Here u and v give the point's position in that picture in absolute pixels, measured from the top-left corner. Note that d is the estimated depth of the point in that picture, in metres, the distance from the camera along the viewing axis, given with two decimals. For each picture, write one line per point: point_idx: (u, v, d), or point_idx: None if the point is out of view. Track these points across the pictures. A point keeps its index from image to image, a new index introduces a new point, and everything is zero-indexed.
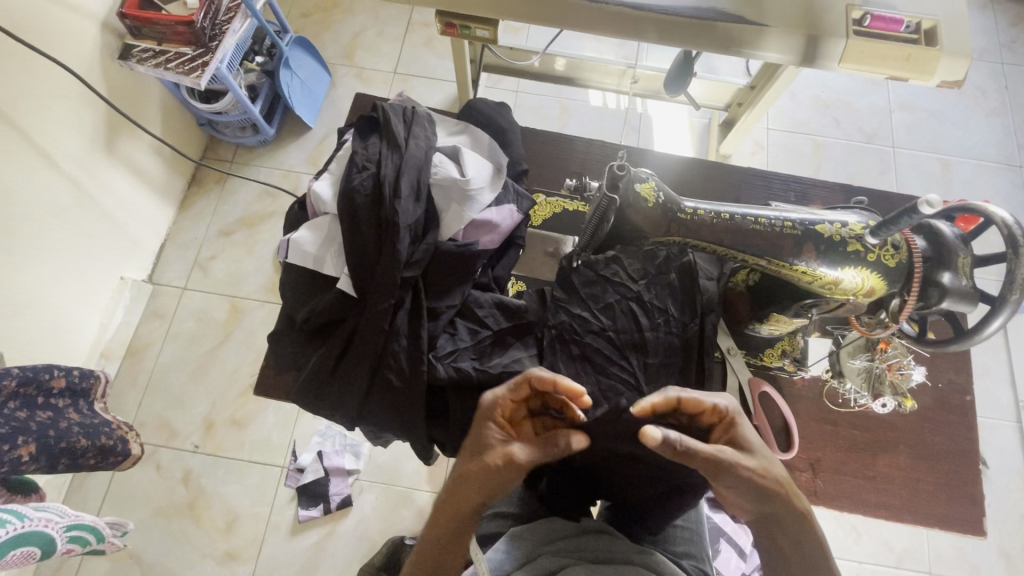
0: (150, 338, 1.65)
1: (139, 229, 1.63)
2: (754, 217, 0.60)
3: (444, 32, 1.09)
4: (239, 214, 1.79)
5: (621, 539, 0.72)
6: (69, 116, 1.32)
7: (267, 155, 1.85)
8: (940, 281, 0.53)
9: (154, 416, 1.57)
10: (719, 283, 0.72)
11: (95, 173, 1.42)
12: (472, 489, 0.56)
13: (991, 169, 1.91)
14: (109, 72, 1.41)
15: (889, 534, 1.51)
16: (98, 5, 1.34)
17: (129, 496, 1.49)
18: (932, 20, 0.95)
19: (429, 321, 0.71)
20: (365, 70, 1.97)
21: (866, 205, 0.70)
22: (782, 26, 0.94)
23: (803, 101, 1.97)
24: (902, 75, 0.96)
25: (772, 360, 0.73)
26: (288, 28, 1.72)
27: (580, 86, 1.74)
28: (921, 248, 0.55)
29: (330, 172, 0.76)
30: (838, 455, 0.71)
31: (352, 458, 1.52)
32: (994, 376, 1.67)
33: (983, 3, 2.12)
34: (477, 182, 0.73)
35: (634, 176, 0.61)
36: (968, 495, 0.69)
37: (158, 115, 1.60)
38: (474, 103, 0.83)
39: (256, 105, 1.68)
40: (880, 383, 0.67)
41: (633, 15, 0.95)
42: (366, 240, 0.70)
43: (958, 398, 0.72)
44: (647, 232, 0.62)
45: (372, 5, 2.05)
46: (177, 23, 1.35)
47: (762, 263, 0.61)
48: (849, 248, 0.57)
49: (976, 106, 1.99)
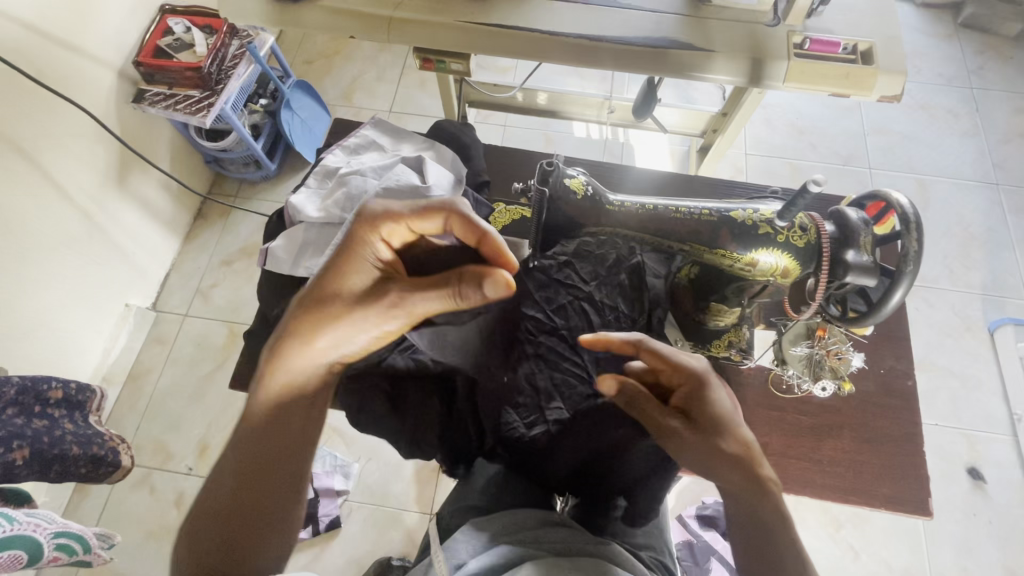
0: (151, 364, 1.71)
1: (144, 258, 1.72)
2: (674, 207, 0.66)
3: (422, 67, 1.19)
4: (241, 244, 1.89)
5: (581, 532, 0.71)
6: (85, 153, 1.44)
7: (268, 190, 1.96)
8: (845, 259, 0.59)
9: (151, 438, 1.61)
10: (665, 281, 0.79)
11: (106, 206, 1.53)
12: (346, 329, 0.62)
13: (967, 187, 1.96)
14: (123, 114, 1.53)
15: (888, 553, 1.48)
16: (116, 55, 1.48)
17: (123, 519, 1.51)
18: (867, 42, 1.03)
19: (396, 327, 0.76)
20: (363, 110, 2.11)
21: (785, 197, 0.77)
22: (728, 51, 1.02)
23: (779, 128, 2.06)
24: (843, 92, 1.03)
25: (720, 351, 0.76)
26: (290, 73, 1.86)
27: (563, 118, 1.84)
28: (829, 231, 0.61)
29: (308, 186, 0.83)
30: (785, 439, 0.73)
31: (342, 479, 1.55)
32: (984, 389, 1.67)
33: (948, 34, 2.23)
34: (438, 189, 0.79)
35: (563, 172, 0.67)
36: (912, 475, 0.71)
37: (167, 153, 1.72)
38: (440, 122, 0.90)
39: (258, 142, 1.80)
40: (820, 367, 0.71)
41: (590, 46, 1.04)
42: None
43: (900, 382, 0.76)
44: (579, 221, 0.68)
45: (370, 52, 2.21)
46: (185, 69, 1.49)
47: (687, 249, 0.66)
48: (760, 231, 0.62)
49: (949, 128, 2.06)
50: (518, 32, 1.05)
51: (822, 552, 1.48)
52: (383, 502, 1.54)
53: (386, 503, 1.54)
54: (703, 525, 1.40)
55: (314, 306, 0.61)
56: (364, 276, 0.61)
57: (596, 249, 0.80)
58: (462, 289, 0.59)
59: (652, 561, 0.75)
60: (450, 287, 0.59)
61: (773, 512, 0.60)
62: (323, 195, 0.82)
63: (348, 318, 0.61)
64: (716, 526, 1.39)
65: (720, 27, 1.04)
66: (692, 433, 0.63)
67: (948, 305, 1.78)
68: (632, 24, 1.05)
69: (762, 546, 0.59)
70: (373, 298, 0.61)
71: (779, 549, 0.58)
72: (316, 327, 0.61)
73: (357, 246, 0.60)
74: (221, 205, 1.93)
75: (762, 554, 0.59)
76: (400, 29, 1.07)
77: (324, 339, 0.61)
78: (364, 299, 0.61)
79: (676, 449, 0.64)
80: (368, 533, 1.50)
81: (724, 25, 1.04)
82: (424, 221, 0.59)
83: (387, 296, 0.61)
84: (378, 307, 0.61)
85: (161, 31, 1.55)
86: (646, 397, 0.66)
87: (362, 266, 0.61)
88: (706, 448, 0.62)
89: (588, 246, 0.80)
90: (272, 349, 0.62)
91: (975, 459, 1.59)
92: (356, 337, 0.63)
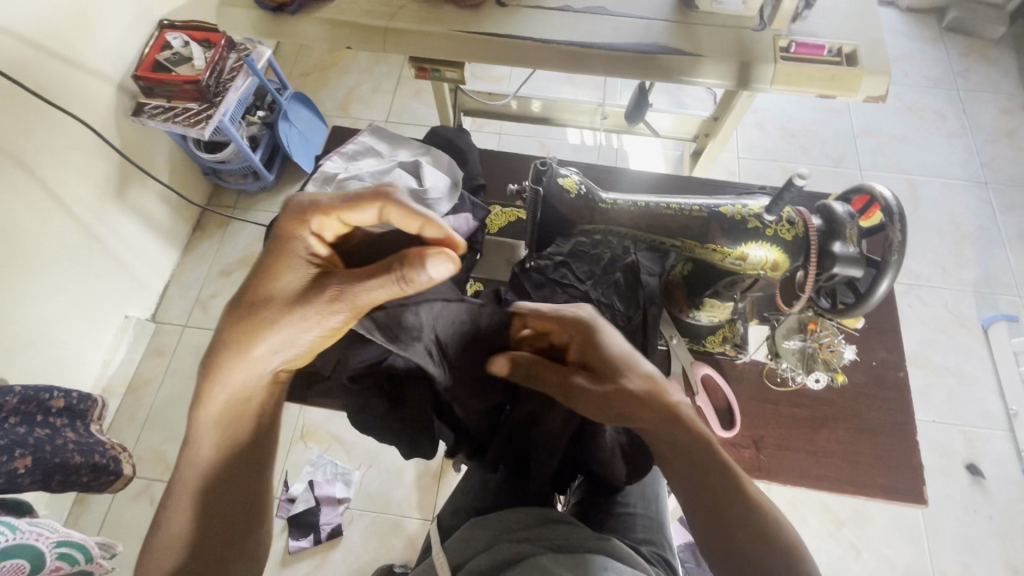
0: (150, 375, 1.71)
1: (144, 270, 1.73)
2: (665, 204, 0.68)
3: (418, 76, 1.21)
4: (239, 254, 1.90)
5: (582, 528, 0.72)
6: (84, 166, 1.45)
7: (266, 200, 1.98)
8: (832, 251, 0.61)
9: (151, 450, 1.61)
10: (661, 278, 0.79)
11: (106, 218, 1.54)
12: (287, 330, 0.60)
13: (957, 186, 1.99)
14: (122, 127, 1.55)
15: (889, 550, 1.49)
16: (115, 69, 1.50)
17: (123, 530, 1.50)
18: (852, 44, 1.05)
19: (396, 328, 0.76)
20: (359, 120, 2.13)
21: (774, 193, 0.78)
22: (716, 56, 1.04)
23: (770, 131, 2.09)
24: (830, 93, 1.05)
25: (715, 346, 0.79)
26: (287, 85, 1.89)
27: (557, 126, 1.87)
28: (816, 224, 0.63)
29: (307, 192, 0.84)
30: (780, 431, 0.74)
31: (343, 487, 1.55)
32: (980, 385, 1.68)
33: (933, 38, 2.27)
34: (435, 192, 0.80)
35: (556, 172, 0.69)
36: (905, 464, 0.72)
37: (166, 165, 1.74)
38: (436, 128, 0.92)
39: (256, 153, 1.82)
40: (813, 360, 0.75)
41: (582, 53, 1.06)
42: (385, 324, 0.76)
43: (892, 373, 0.77)
44: (573, 219, 0.70)
45: (366, 63, 2.24)
46: (183, 82, 1.51)
47: (680, 245, 0.68)
48: (749, 225, 0.64)
49: (937, 129, 2.10)
50: (511, 40, 1.07)
51: (823, 550, 1.48)
52: (384, 509, 1.53)
53: (387, 510, 1.54)
54: None
55: (246, 309, 0.60)
56: (294, 276, 0.59)
57: (591, 249, 0.82)
58: (404, 270, 0.55)
59: (652, 556, 0.76)
60: (385, 271, 0.57)
61: (697, 457, 0.62)
62: None
63: (286, 318, 0.60)
64: None
65: (708, 32, 1.07)
66: (596, 386, 0.65)
67: (942, 302, 1.80)
68: (623, 30, 1.07)
69: (718, 506, 0.59)
70: (309, 296, 0.59)
71: (718, 490, 0.60)
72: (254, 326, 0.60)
73: (286, 244, 0.59)
74: (220, 216, 1.94)
75: (712, 511, 0.59)
76: (396, 39, 1.10)
77: (262, 344, 0.60)
78: (301, 298, 0.60)
79: (581, 405, 0.64)
80: (369, 540, 1.50)
81: (712, 30, 1.07)
82: (356, 211, 0.58)
83: (325, 292, 0.59)
84: (318, 304, 0.59)
85: (160, 45, 1.58)
86: (547, 366, 0.67)
87: (294, 264, 0.60)
88: (615, 401, 0.64)
89: (583, 246, 0.82)
90: (209, 361, 0.61)
91: (973, 455, 1.60)
92: (297, 336, 0.61)
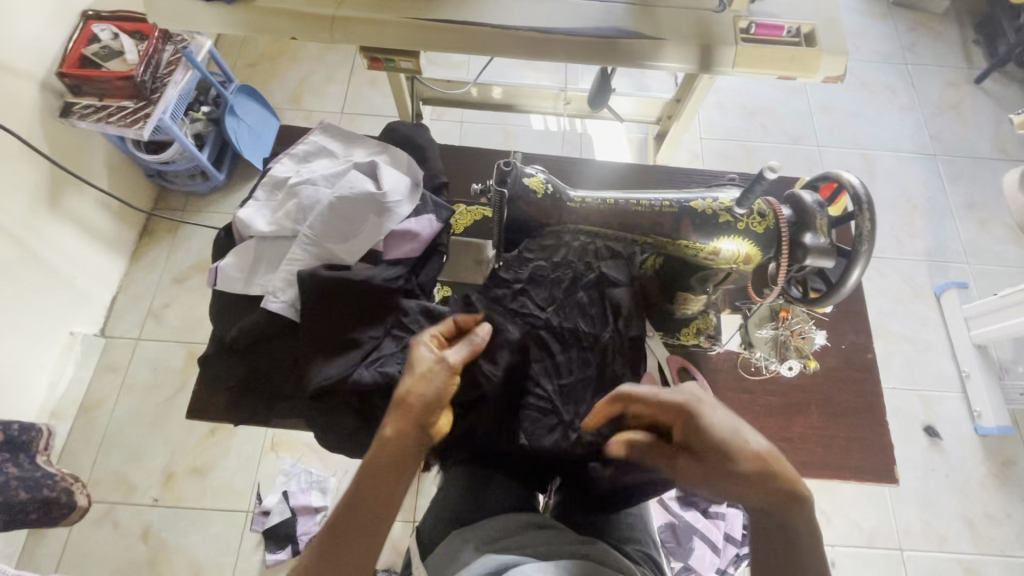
0: (103, 394, 1.61)
1: (88, 282, 1.62)
2: (634, 200, 0.66)
3: (371, 67, 1.15)
4: (192, 260, 1.80)
5: (565, 531, 0.71)
6: (10, 176, 1.34)
7: (220, 200, 1.87)
8: (804, 242, 0.60)
9: (110, 473, 1.53)
10: (629, 289, 0.75)
11: (39, 230, 1.43)
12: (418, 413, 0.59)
13: (909, 159, 2.05)
14: (51, 131, 1.44)
15: (857, 514, 1.56)
16: (38, 67, 1.39)
17: (87, 558, 1.44)
18: (809, 24, 1.05)
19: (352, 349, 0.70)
20: (312, 112, 2.04)
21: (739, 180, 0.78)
22: (677, 40, 1.03)
23: (730, 110, 2.11)
24: (790, 74, 1.05)
25: (689, 339, 0.77)
26: (232, 77, 1.79)
27: (519, 113, 1.84)
28: (786, 215, 0.62)
29: (257, 199, 0.78)
30: (758, 421, 0.74)
31: (319, 495, 1.51)
32: (934, 350, 1.76)
33: (883, 13, 2.32)
34: (394, 195, 0.74)
35: (521, 172, 0.66)
36: (877, 444, 0.74)
37: (104, 169, 1.63)
38: (393, 124, 0.86)
39: (203, 152, 1.72)
40: (786, 348, 0.75)
41: (541, 39, 1.03)
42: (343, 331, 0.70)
43: (861, 355, 0.78)
44: (540, 221, 0.67)
45: (316, 51, 2.13)
46: (115, 78, 1.41)
47: (652, 241, 0.67)
48: (721, 219, 0.63)
49: (888, 103, 2.15)
50: (467, 28, 1.02)
51: None
52: None
53: None
54: (683, 505, 1.41)
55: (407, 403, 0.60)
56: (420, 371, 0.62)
57: (551, 272, 0.77)
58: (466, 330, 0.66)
59: (638, 554, 0.75)
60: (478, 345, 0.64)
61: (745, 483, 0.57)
62: (273, 207, 0.76)
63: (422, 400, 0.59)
64: (697, 504, 1.40)
65: (667, 14, 1.04)
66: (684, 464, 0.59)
67: (898, 273, 1.87)
68: (582, 14, 1.04)
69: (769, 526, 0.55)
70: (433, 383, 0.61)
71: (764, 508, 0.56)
72: (407, 434, 0.58)
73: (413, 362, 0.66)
74: (168, 220, 1.83)
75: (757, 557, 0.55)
76: (345, 29, 1.04)
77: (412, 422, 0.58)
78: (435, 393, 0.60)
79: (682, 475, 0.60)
80: None
81: (672, 12, 1.05)
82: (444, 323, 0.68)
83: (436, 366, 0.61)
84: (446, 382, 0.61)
85: (86, 39, 1.46)
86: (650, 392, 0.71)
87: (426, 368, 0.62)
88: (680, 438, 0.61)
89: (543, 270, 0.77)
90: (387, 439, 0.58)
91: (930, 418, 1.68)
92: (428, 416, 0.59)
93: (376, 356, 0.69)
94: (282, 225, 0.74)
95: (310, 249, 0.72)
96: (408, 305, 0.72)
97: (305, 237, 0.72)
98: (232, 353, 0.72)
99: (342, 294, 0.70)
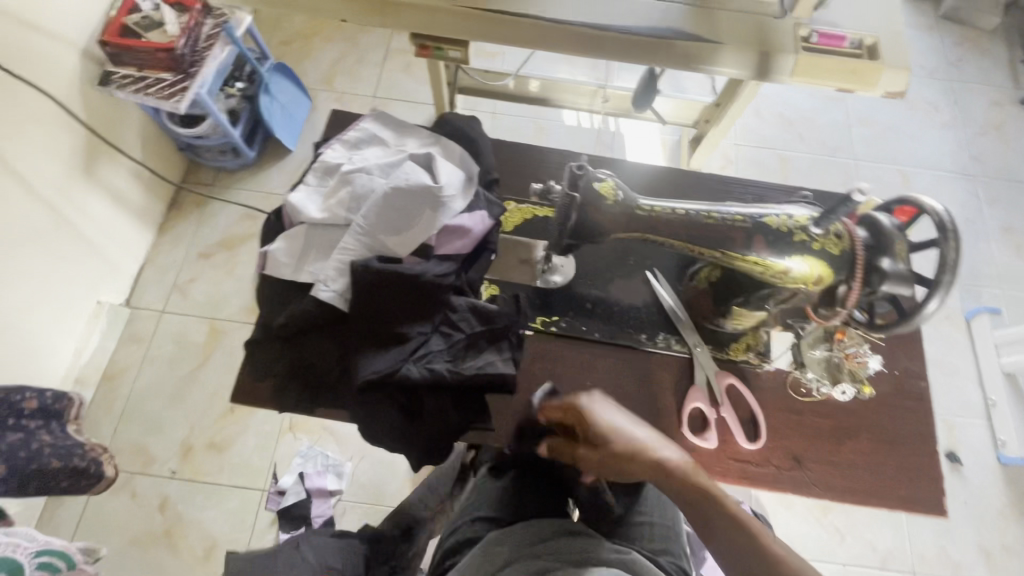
0: (126, 363, 1.62)
1: (116, 252, 1.63)
2: (707, 212, 0.65)
3: (419, 54, 1.13)
4: (219, 236, 1.80)
5: (599, 539, 0.71)
6: (48, 142, 1.35)
7: (248, 178, 1.87)
8: (881, 267, 0.59)
9: (130, 443, 1.54)
10: (677, 298, 0.77)
11: (72, 197, 1.44)
12: None
13: (947, 178, 2.01)
14: (88, 98, 1.44)
15: (872, 535, 1.54)
16: (79, 34, 1.38)
17: (104, 525, 1.46)
18: (873, 36, 1.02)
19: (398, 345, 0.69)
20: (344, 94, 2.02)
21: (812, 198, 0.84)
22: (736, 44, 1.00)
23: (768, 118, 2.07)
24: (849, 87, 1.02)
25: (739, 354, 0.77)
26: (268, 55, 1.78)
27: (554, 107, 1.81)
28: (862, 237, 0.61)
29: (308, 185, 0.77)
30: (805, 443, 0.73)
31: (334, 479, 1.52)
32: (961, 376, 1.73)
33: (930, 26, 2.26)
34: (449, 189, 0.73)
35: (594, 177, 0.65)
36: (927, 474, 0.72)
37: (137, 139, 1.62)
38: (445, 116, 0.85)
39: (236, 129, 1.71)
40: (839, 370, 0.72)
41: (597, 35, 1.00)
42: (389, 327, 0.70)
43: (915, 383, 0.77)
44: (609, 227, 0.67)
45: (351, 33, 2.11)
46: (155, 50, 1.40)
47: (718, 256, 0.66)
48: (795, 238, 0.63)
49: (930, 119, 2.10)
50: (521, 19, 1.00)
51: (810, 536, 1.53)
52: (377, 501, 1.50)
53: (380, 502, 1.51)
54: None
55: None
56: None
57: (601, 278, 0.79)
58: None
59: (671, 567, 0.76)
60: None
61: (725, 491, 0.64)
62: (325, 193, 0.75)
63: None
64: None
65: (727, 17, 1.02)
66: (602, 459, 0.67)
67: None
68: (639, 12, 1.01)
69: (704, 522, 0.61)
70: None
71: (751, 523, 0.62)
72: None
73: None
74: (196, 195, 1.83)
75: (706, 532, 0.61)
76: (399, 13, 1.02)
77: None
78: None
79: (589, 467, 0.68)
80: None
81: (732, 16, 1.02)
82: None
83: None
84: None
85: (127, 7, 1.45)
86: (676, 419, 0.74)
87: None
88: (613, 461, 0.66)
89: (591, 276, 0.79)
90: None
91: (953, 444, 1.65)
92: None
93: (424, 351, 0.70)
94: (334, 213, 0.73)
95: (362, 239, 0.71)
96: (458, 302, 0.72)
97: (359, 226, 0.71)
98: (280, 339, 0.72)
99: (391, 289, 0.69)
